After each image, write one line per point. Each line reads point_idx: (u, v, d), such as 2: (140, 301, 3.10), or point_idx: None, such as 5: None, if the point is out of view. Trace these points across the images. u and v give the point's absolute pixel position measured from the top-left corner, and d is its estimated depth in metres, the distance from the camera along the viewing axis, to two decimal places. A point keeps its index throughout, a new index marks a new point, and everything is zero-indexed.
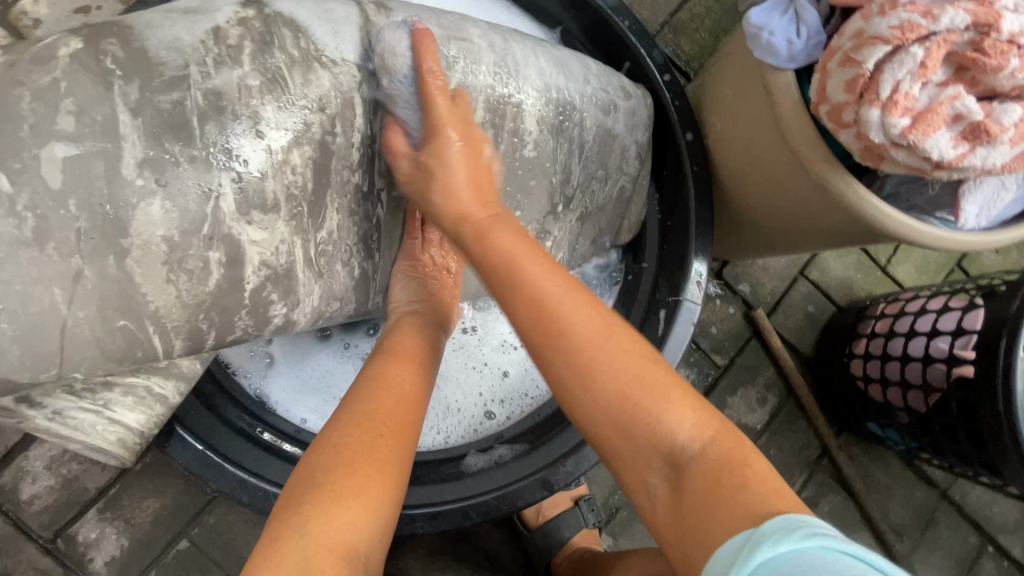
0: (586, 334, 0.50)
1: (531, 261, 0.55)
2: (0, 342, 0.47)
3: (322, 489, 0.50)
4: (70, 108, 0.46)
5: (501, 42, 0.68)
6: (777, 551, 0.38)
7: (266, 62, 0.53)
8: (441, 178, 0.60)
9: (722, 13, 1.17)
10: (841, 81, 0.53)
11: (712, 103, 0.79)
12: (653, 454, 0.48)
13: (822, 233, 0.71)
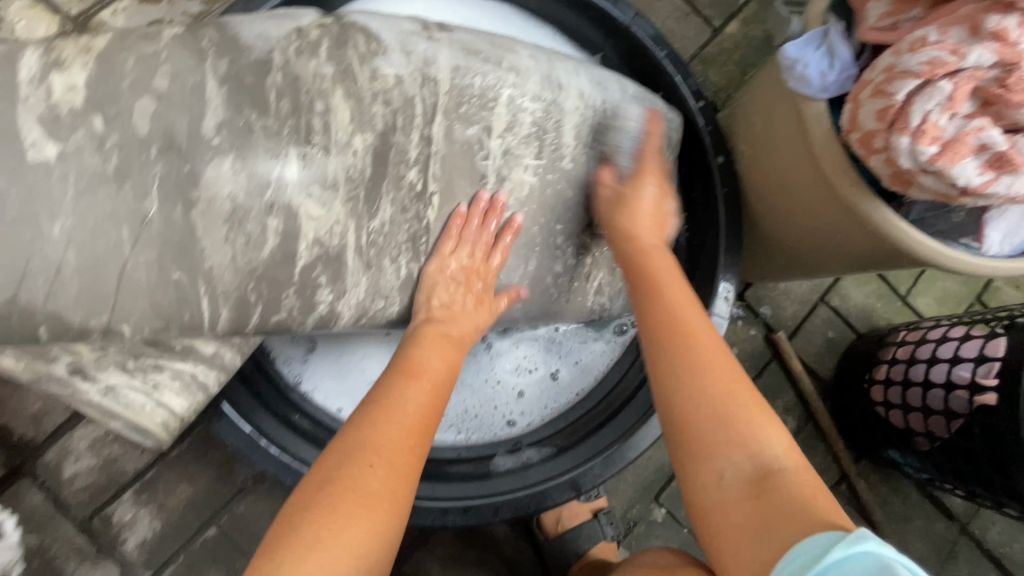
0: (704, 336, 0.62)
1: (674, 283, 0.69)
2: (62, 271, 0.51)
3: (298, 538, 0.50)
4: (166, 73, 0.54)
5: (547, 65, 0.74)
6: (880, 548, 0.43)
7: (340, 55, 0.61)
8: (619, 201, 0.76)
9: (750, 47, 1.23)
10: (874, 109, 0.57)
11: (744, 130, 0.83)
12: (737, 451, 0.55)
13: (849, 256, 0.74)
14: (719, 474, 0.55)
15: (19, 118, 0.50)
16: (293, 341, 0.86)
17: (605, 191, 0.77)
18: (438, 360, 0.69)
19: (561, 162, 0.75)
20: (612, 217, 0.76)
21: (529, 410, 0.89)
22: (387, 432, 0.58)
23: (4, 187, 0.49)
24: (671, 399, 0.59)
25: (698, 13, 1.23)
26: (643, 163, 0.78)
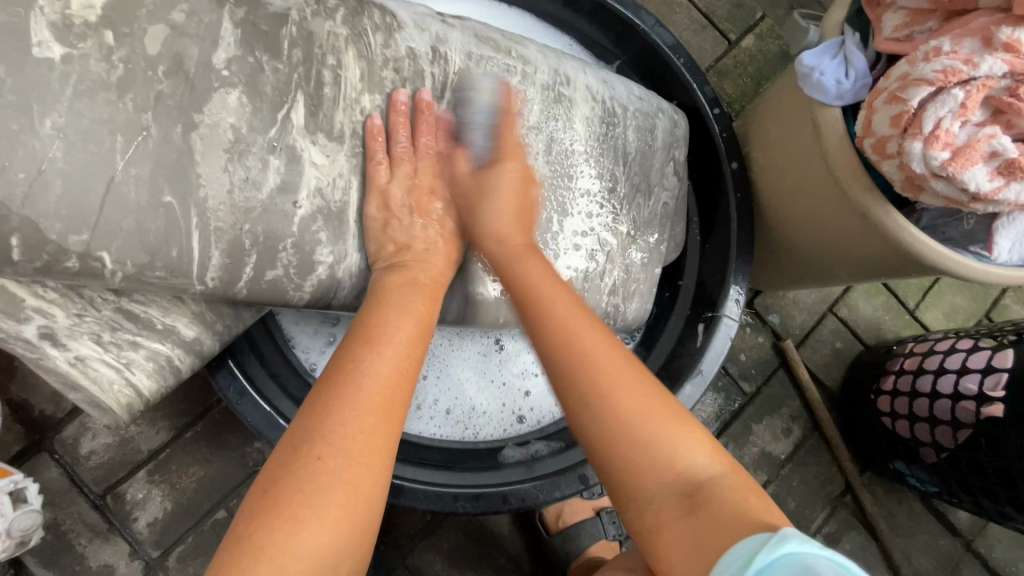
0: (603, 354, 0.56)
1: (558, 292, 0.62)
2: (46, 173, 0.44)
3: (247, 544, 0.45)
4: (184, 8, 0.50)
5: (555, 58, 0.78)
6: (801, 549, 0.43)
7: (356, 23, 0.62)
8: (490, 201, 0.67)
9: (764, 61, 1.26)
10: (888, 117, 0.59)
11: (758, 138, 0.86)
12: (663, 475, 0.52)
13: (860, 262, 0.76)
14: (653, 498, 0.52)
15: (26, 18, 0.43)
16: (315, 335, 0.88)
17: (460, 175, 0.69)
18: (405, 323, 0.59)
19: (568, 154, 0.78)
20: (484, 215, 0.67)
21: (535, 404, 0.91)
22: (339, 415, 0.50)
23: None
24: (592, 427, 0.54)
25: (714, 27, 1.26)
26: (505, 153, 0.68)
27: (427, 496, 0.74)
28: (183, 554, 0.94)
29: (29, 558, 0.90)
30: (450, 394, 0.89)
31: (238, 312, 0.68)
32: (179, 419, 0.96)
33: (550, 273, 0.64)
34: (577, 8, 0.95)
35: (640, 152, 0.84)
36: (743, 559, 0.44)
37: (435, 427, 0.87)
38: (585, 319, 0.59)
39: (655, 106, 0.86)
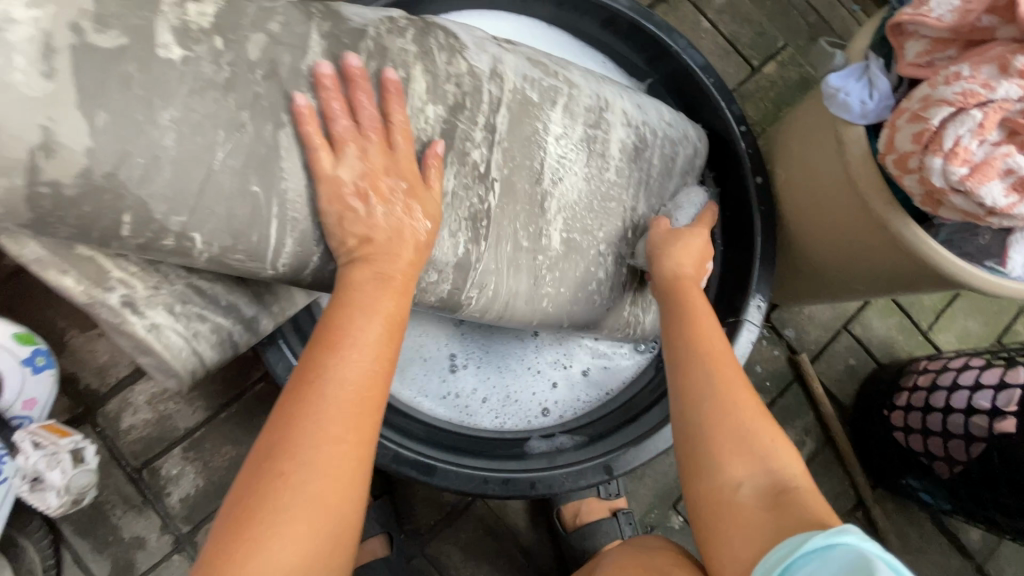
0: (726, 359, 0.63)
1: (707, 313, 0.69)
2: (160, 158, 0.49)
3: (211, 561, 0.47)
4: (279, 20, 0.57)
5: (597, 83, 0.84)
6: (861, 541, 0.44)
7: (423, 42, 0.67)
8: (668, 243, 0.77)
9: (785, 87, 1.33)
10: (911, 133, 0.63)
11: (781, 153, 0.91)
12: (752, 467, 0.56)
13: (879, 274, 0.80)
14: (737, 485, 0.56)
15: (152, 21, 0.49)
16: None
17: (659, 228, 0.80)
18: (371, 325, 0.56)
19: (606, 171, 0.82)
20: (665, 254, 0.76)
21: (559, 400, 0.94)
22: (304, 431, 0.50)
23: (131, 71, 0.48)
24: (699, 420, 0.60)
25: (738, 53, 1.33)
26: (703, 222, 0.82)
27: (459, 477, 0.77)
28: (210, 531, 0.97)
29: (65, 527, 0.92)
30: (485, 381, 0.93)
31: (287, 291, 0.72)
32: (215, 400, 1.00)
33: (707, 306, 0.70)
34: (614, 33, 1.02)
35: (662, 173, 0.88)
36: (797, 544, 0.47)
37: (466, 415, 0.91)
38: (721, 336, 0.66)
39: (681, 130, 0.91)
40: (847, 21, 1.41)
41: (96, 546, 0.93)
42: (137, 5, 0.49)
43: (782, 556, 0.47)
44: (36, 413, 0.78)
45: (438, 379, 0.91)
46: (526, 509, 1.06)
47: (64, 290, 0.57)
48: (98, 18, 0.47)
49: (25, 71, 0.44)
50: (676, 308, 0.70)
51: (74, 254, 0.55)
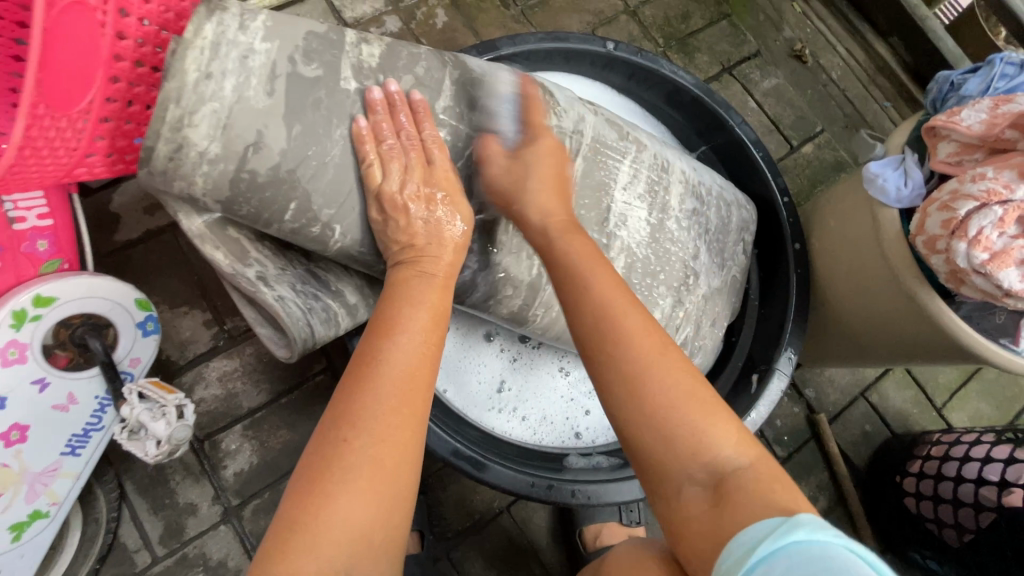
0: (640, 338, 0.56)
1: (611, 280, 0.62)
2: (328, 161, 0.62)
3: (283, 527, 0.50)
4: (425, 66, 0.70)
5: (663, 148, 0.94)
6: (810, 537, 0.41)
7: (529, 93, 0.79)
8: (528, 176, 0.70)
9: (821, 168, 1.46)
10: (940, 219, 0.74)
11: (819, 225, 1.02)
12: (691, 462, 0.52)
13: (902, 342, 0.89)
14: (680, 488, 0.53)
15: (339, 59, 0.62)
16: None
17: (495, 158, 0.71)
18: (420, 314, 0.62)
19: (668, 221, 0.92)
20: (527, 191, 0.70)
21: (594, 424, 1.02)
22: (364, 402, 0.54)
23: (322, 95, 0.60)
24: (629, 412, 0.54)
25: (779, 132, 1.47)
26: (534, 131, 0.73)
27: (508, 477, 0.84)
28: (258, 507, 1.04)
29: (128, 484, 0.99)
30: (528, 402, 1.00)
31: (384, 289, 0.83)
32: (279, 384, 1.09)
33: (610, 268, 0.64)
34: (675, 104, 1.16)
35: (719, 228, 0.99)
36: (752, 543, 0.44)
37: (508, 426, 0.98)
38: (636, 309, 0.59)
39: (729, 193, 1.02)
40: (879, 115, 1.56)
41: (152, 506, 1.00)
42: (329, 46, 0.62)
43: (739, 559, 0.43)
44: (139, 369, 0.88)
45: (486, 396, 0.98)
46: (549, 526, 1.10)
47: (213, 262, 0.66)
48: (306, 53, 0.59)
49: (256, 88, 0.56)
50: (577, 276, 0.63)
51: (226, 233, 0.67)
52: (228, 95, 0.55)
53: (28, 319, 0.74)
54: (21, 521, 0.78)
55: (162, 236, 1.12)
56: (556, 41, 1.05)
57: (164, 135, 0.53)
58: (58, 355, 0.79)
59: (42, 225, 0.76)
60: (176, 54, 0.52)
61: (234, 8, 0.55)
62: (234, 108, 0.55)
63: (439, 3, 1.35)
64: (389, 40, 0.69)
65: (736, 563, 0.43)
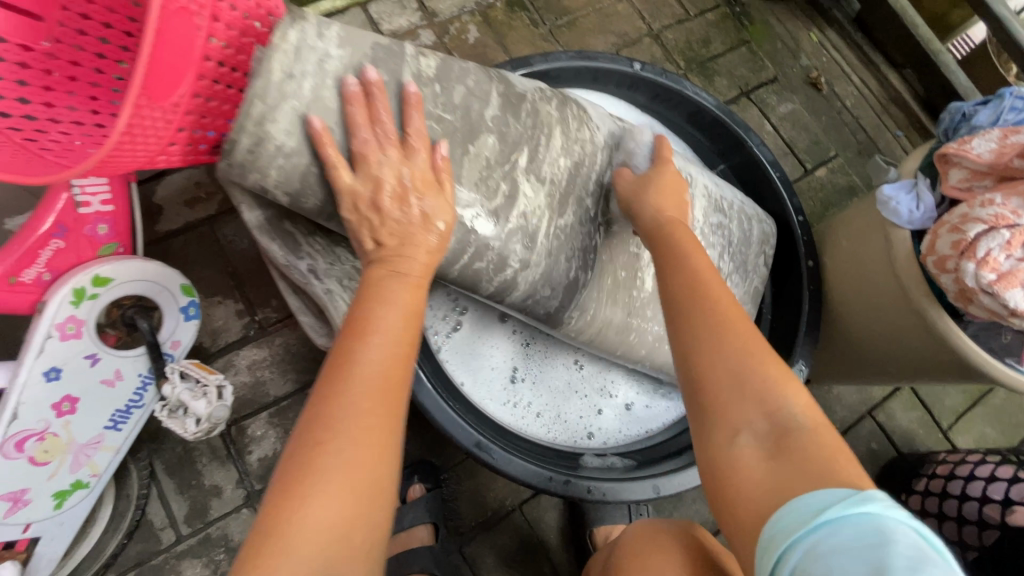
0: (726, 299, 0.60)
1: (701, 254, 0.67)
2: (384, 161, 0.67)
3: (261, 533, 0.49)
4: (474, 79, 0.75)
5: (687, 166, 0.98)
6: (882, 512, 0.41)
7: (566, 107, 0.85)
8: (647, 188, 0.78)
9: (834, 192, 1.50)
10: (950, 240, 0.78)
11: (832, 243, 1.06)
12: (751, 411, 0.53)
13: (911, 358, 0.93)
14: (736, 434, 0.53)
15: (400, 70, 0.68)
16: (444, 320, 1.01)
17: (624, 178, 0.83)
18: (394, 313, 0.62)
19: (695, 231, 0.96)
20: (645, 196, 0.77)
21: (606, 426, 1.05)
22: (342, 402, 0.54)
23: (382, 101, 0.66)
24: (699, 358, 0.57)
25: (794, 155, 1.51)
26: (661, 160, 0.83)
27: (525, 470, 0.88)
28: None
29: (158, 463, 1.03)
30: (542, 399, 1.04)
31: None
32: (305, 374, 1.14)
33: (697, 244, 0.69)
34: (696, 123, 1.22)
35: (740, 246, 1.03)
36: (817, 507, 0.44)
37: (523, 422, 1.01)
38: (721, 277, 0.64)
39: (747, 211, 1.06)
40: (892, 143, 1.61)
41: (179, 487, 1.03)
42: (391, 59, 0.68)
43: (802, 519, 0.44)
44: (178, 352, 0.93)
45: (500, 386, 1.02)
46: (559, 526, 1.13)
47: (271, 255, 0.73)
48: (373, 61, 0.66)
49: (330, 90, 0.63)
50: (667, 249, 0.69)
51: (281, 228, 0.72)
52: (307, 95, 0.62)
53: (87, 297, 0.79)
54: (65, 490, 0.81)
55: (201, 228, 1.17)
56: (586, 60, 1.11)
57: (248, 129, 0.60)
58: (108, 334, 0.85)
59: (105, 211, 0.81)
60: (264, 58, 0.59)
61: (312, 19, 0.63)
62: (310, 105, 0.62)
63: (471, 20, 1.42)
64: (441, 54, 0.74)
65: (797, 523, 0.44)
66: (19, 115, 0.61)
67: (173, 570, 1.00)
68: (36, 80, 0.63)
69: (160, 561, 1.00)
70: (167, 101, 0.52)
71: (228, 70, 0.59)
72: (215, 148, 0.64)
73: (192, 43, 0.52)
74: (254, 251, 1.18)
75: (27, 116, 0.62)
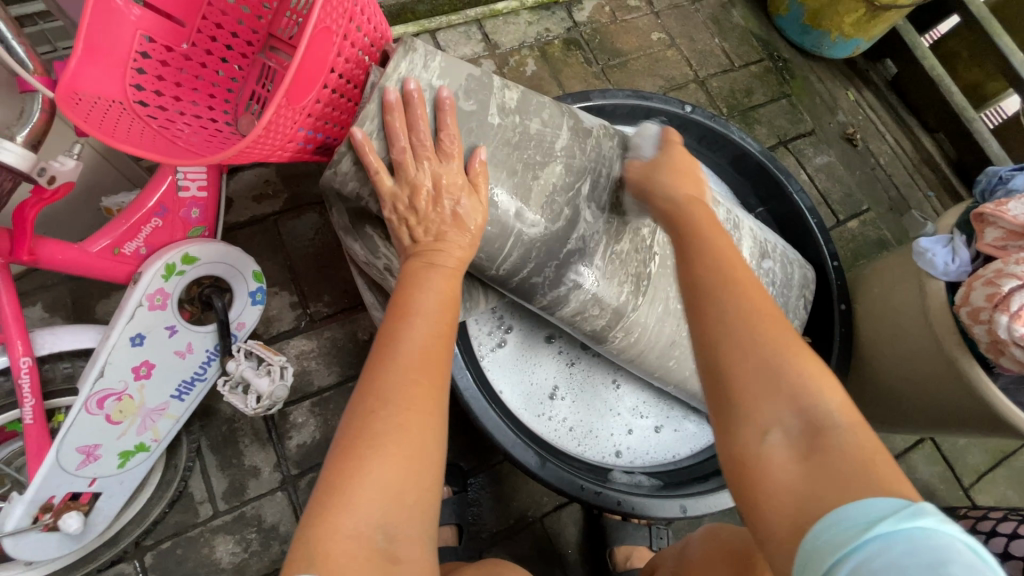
0: (749, 288, 0.59)
1: (726, 244, 0.65)
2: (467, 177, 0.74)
3: (322, 494, 0.53)
4: (550, 111, 0.83)
5: (733, 210, 1.04)
6: (936, 527, 0.39)
7: (626, 143, 0.92)
8: (660, 169, 0.79)
9: (864, 244, 1.55)
10: (984, 293, 0.82)
11: (866, 290, 1.10)
12: (782, 408, 0.52)
13: (937, 405, 0.96)
14: (765, 432, 0.52)
15: (488, 100, 0.76)
16: (490, 332, 1.06)
17: (634, 165, 0.83)
18: (435, 299, 0.68)
19: (739, 270, 1.01)
20: (658, 178, 0.78)
21: (635, 446, 1.09)
22: (389, 375, 0.59)
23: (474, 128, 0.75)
24: (720, 355, 0.56)
25: (828, 205, 1.57)
26: (669, 143, 0.82)
27: (558, 476, 0.91)
28: (312, 481, 1.11)
29: (204, 440, 1.08)
30: (575, 413, 1.08)
31: (478, 292, 0.93)
32: (349, 368, 1.19)
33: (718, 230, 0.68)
34: (739, 167, 1.28)
35: (783, 285, 1.07)
36: (866, 521, 0.41)
37: (557, 435, 1.05)
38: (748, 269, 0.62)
39: (787, 254, 1.11)
40: (923, 203, 1.65)
41: (221, 464, 1.08)
42: (482, 89, 0.76)
43: (848, 533, 0.41)
44: (242, 333, 0.99)
45: (538, 399, 1.06)
46: (577, 541, 1.15)
47: (354, 253, 0.85)
48: (467, 91, 0.75)
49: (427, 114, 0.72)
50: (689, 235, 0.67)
51: (362, 230, 0.83)
52: None
53: (175, 272, 0.86)
54: (129, 450, 0.87)
55: (264, 224, 1.24)
56: (640, 99, 1.18)
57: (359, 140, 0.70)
58: (184, 309, 0.91)
59: (199, 196, 0.88)
60: (376, 83, 0.69)
61: (420, 49, 0.72)
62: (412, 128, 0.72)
63: (530, 54, 1.52)
64: (523, 87, 0.82)
65: (842, 537, 0.42)
66: (156, 105, 0.70)
67: (207, 544, 1.04)
68: (172, 77, 0.73)
69: (195, 534, 1.04)
70: (302, 103, 0.60)
71: (346, 83, 0.67)
72: (320, 148, 0.71)
73: (328, 57, 0.60)
74: (312, 249, 1.25)
75: (162, 107, 0.71)
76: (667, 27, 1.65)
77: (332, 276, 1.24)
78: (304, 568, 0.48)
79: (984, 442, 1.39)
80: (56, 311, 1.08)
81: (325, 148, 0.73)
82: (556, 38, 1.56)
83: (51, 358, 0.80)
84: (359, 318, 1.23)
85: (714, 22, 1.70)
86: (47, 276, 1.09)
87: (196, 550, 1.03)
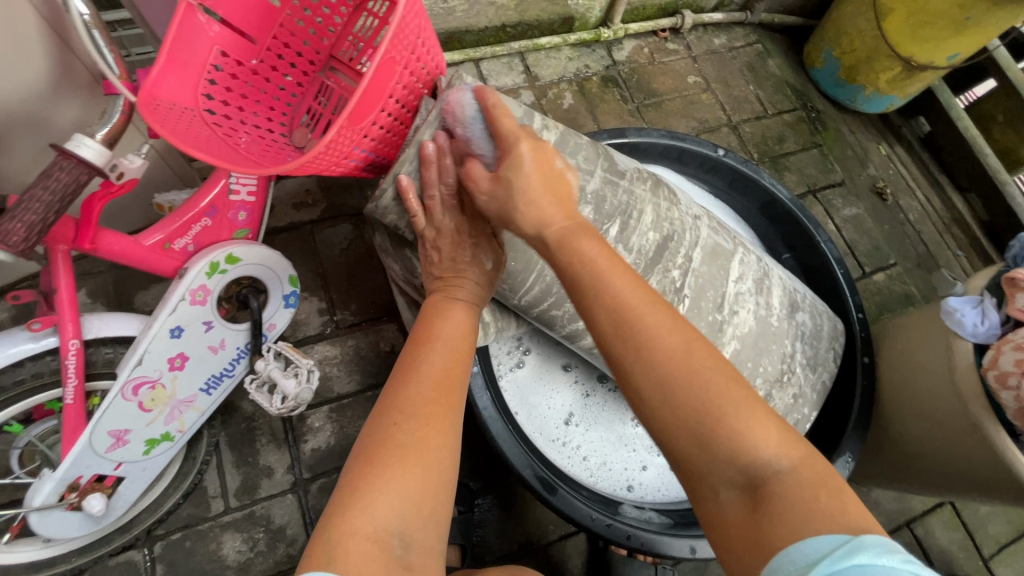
0: (671, 346, 0.58)
1: (631, 293, 0.61)
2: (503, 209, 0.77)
3: (343, 495, 0.55)
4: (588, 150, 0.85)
5: (760, 257, 1.06)
6: (874, 561, 0.42)
7: (659, 185, 0.95)
8: (513, 196, 0.68)
9: (890, 299, 1.54)
10: (1014, 357, 0.81)
11: (891, 346, 1.09)
12: (724, 466, 0.54)
13: (958, 469, 0.95)
14: (716, 491, 0.55)
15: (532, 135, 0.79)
16: (509, 354, 1.08)
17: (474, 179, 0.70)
18: (456, 328, 0.72)
19: (766, 316, 1.01)
20: (516, 213, 0.69)
21: (646, 483, 1.08)
22: (408, 392, 0.62)
23: None
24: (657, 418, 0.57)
25: (854, 256, 1.57)
26: (505, 145, 0.68)
27: (570, 504, 0.91)
28: (323, 486, 1.12)
29: (223, 436, 1.11)
30: (590, 443, 1.08)
31: (507, 315, 0.95)
32: (369, 378, 1.22)
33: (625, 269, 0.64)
34: (768, 213, 1.30)
35: (809, 334, 1.07)
36: (811, 560, 0.44)
37: (568, 463, 1.05)
38: (665, 321, 0.59)
39: (814, 304, 1.11)
40: (951, 261, 1.64)
41: (237, 461, 1.10)
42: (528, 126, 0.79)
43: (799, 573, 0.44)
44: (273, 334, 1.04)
45: (554, 424, 1.07)
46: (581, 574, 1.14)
47: (392, 272, 0.91)
48: None
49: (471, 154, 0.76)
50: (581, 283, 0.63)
51: (400, 254, 0.89)
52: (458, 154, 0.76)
53: (218, 270, 0.89)
54: (154, 439, 0.90)
55: (300, 230, 1.29)
56: (674, 140, 1.21)
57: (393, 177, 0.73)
58: (222, 305, 0.94)
59: (248, 201, 0.91)
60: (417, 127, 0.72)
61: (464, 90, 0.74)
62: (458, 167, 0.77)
63: (568, 88, 1.57)
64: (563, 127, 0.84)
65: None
66: (221, 114, 0.75)
67: (215, 539, 1.05)
68: (237, 90, 0.78)
69: (205, 528, 1.05)
70: (361, 123, 0.64)
71: (403, 108, 0.71)
72: (370, 165, 0.75)
73: (388, 83, 0.63)
74: (344, 259, 1.29)
75: (226, 116, 0.75)
76: (703, 72, 1.70)
77: (360, 287, 1.28)
78: (323, 565, 0.50)
79: (1007, 512, 1.35)
80: (98, 298, 1.12)
81: (375, 167, 0.76)
82: (594, 75, 1.61)
83: (94, 343, 0.84)
84: (382, 329, 1.26)
85: (749, 70, 1.74)
86: (93, 264, 1.14)
87: (205, 544, 1.04)
